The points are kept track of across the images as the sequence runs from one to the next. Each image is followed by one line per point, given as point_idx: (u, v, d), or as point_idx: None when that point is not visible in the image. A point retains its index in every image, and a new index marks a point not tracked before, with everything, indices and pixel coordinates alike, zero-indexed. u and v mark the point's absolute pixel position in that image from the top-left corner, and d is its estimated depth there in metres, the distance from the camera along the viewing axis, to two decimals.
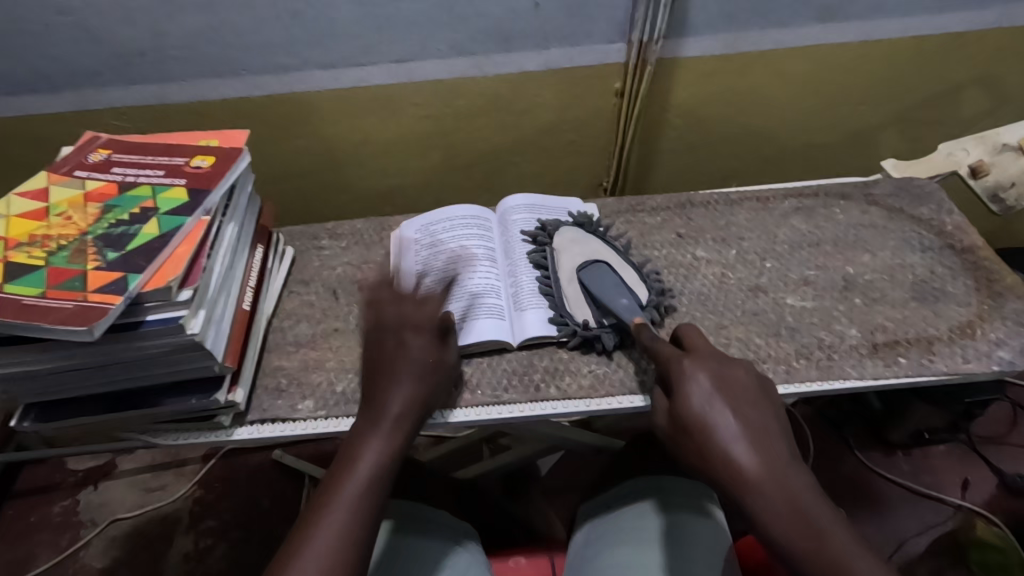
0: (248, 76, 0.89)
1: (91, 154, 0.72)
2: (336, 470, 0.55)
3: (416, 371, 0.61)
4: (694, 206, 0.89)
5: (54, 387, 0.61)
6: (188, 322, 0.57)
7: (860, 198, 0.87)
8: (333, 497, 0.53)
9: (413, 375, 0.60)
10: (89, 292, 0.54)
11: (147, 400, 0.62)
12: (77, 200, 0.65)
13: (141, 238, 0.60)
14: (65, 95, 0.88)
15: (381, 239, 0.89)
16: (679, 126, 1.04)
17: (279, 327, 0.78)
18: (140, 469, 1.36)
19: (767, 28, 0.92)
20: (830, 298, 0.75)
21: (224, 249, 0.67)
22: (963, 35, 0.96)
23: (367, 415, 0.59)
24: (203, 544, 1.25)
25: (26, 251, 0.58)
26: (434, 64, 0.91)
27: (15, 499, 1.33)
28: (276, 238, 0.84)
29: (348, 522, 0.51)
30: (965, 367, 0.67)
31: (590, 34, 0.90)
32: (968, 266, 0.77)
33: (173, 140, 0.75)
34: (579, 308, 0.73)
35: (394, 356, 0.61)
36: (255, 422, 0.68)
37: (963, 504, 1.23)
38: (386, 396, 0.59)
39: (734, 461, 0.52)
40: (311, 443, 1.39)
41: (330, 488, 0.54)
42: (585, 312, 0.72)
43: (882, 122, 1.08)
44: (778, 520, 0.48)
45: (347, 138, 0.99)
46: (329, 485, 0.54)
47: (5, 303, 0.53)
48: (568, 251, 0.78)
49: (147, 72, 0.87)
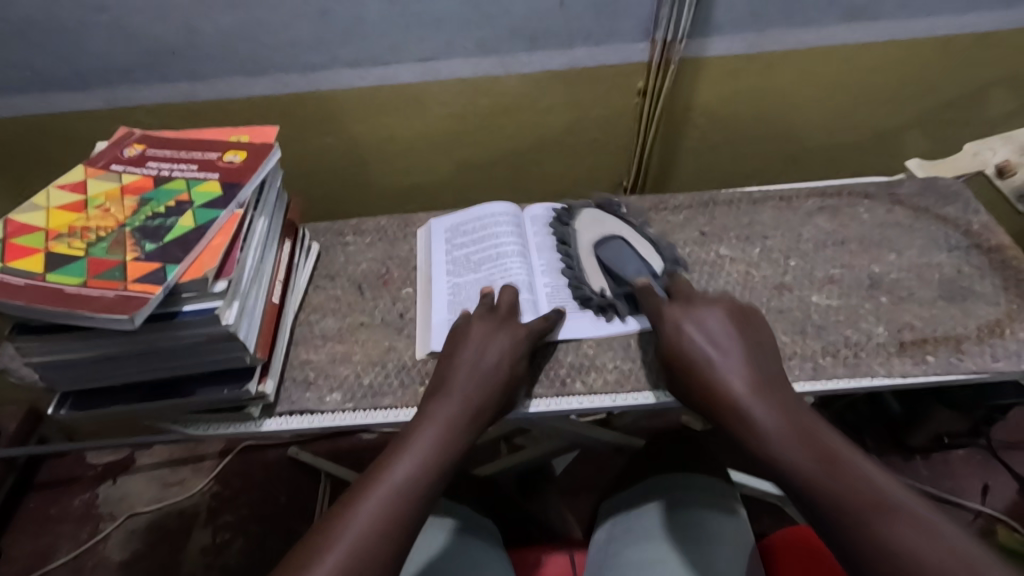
0: (277, 74, 0.91)
1: (127, 149, 0.73)
2: (399, 442, 0.57)
3: (487, 365, 0.63)
4: (717, 204, 0.89)
5: (90, 376, 0.62)
6: (223, 313, 0.59)
7: (884, 198, 0.87)
8: (388, 468, 0.54)
9: (485, 366, 0.63)
10: (128, 283, 0.55)
11: (181, 390, 0.64)
12: (114, 192, 0.66)
13: (177, 230, 0.61)
14: (97, 93, 0.90)
15: (405, 236, 0.90)
16: (701, 125, 1.04)
17: (306, 321, 0.79)
18: (159, 463, 1.38)
19: (793, 28, 0.92)
20: (856, 296, 0.75)
21: (255, 242, 0.68)
22: (989, 35, 0.96)
23: (441, 396, 0.61)
24: (221, 538, 1.26)
25: (66, 242, 0.60)
26: (459, 62, 0.92)
27: (37, 491, 1.35)
28: (302, 233, 0.85)
29: (392, 498, 0.52)
30: (995, 366, 0.67)
31: (614, 33, 0.91)
32: (996, 266, 0.77)
33: (205, 135, 0.76)
34: (593, 278, 0.77)
35: (474, 346, 0.65)
36: (284, 414, 0.69)
37: (984, 510, 1.22)
38: (461, 379, 0.62)
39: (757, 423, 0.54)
40: (328, 440, 1.40)
41: (384, 463, 0.55)
42: (601, 282, 0.76)
43: (905, 124, 1.07)
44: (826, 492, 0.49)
45: (372, 136, 1.00)
46: (386, 461, 0.55)
47: (47, 292, 0.54)
48: (589, 228, 0.82)
49: (177, 69, 0.89)
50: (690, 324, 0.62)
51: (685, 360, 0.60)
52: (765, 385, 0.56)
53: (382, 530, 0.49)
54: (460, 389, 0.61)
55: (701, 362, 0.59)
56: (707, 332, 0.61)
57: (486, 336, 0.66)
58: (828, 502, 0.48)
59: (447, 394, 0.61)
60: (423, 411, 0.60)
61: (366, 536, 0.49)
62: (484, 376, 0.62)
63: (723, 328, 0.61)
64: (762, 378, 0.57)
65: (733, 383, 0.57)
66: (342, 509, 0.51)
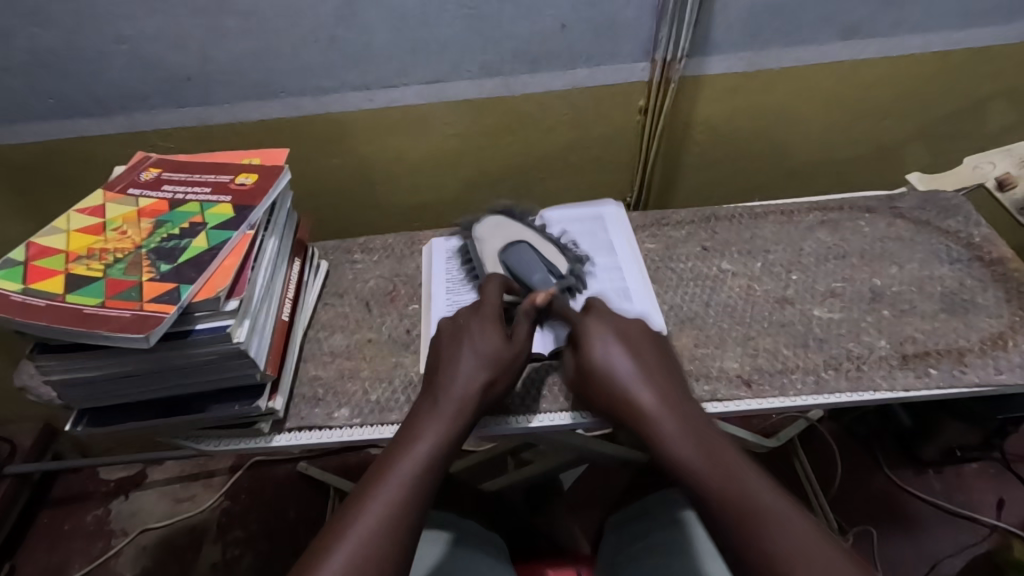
0: (287, 98, 0.93)
1: (143, 173, 0.76)
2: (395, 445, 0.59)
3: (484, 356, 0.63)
4: (718, 219, 0.90)
5: (107, 393, 0.64)
6: (234, 331, 0.60)
7: (885, 211, 0.88)
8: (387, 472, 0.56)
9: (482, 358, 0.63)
10: (144, 302, 0.57)
11: (193, 407, 0.65)
12: (131, 215, 0.68)
13: (192, 251, 0.63)
14: (114, 118, 0.93)
15: (411, 253, 0.91)
16: (701, 141, 1.05)
17: (315, 338, 0.81)
18: (171, 479, 1.39)
19: (791, 46, 0.94)
20: (857, 309, 0.75)
21: (266, 261, 0.70)
22: (986, 49, 0.97)
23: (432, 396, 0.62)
24: (231, 554, 1.27)
25: (85, 263, 0.62)
26: (463, 84, 0.94)
27: (52, 507, 1.37)
28: (312, 252, 0.87)
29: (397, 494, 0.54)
30: (997, 379, 0.67)
31: (614, 53, 0.93)
32: (999, 278, 0.77)
33: (219, 159, 0.78)
34: (557, 260, 0.76)
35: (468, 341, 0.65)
36: (293, 429, 0.70)
37: (999, 525, 1.20)
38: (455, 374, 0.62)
39: (638, 403, 0.60)
40: (336, 455, 1.41)
41: (384, 465, 0.57)
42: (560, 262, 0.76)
43: (905, 137, 1.08)
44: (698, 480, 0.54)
45: (379, 156, 1.02)
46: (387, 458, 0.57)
47: (67, 312, 0.56)
48: (492, 235, 0.78)
49: (192, 95, 0.92)
50: (605, 359, 0.62)
51: (605, 392, 0.61)
52: (675, 404, 0.60)
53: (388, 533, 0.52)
54: (456, 388, 0.61)
55: (618, 388, 0.61)
56: (623, 372, 0.61)
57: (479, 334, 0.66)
58: (711, 494, 0.53)
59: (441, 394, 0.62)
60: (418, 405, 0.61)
61: (371, 542, 0.51)
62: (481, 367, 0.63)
63: (635, 352, 0.63)
64: (674, 396, 0.60)
65: (648, 408, 0.59)
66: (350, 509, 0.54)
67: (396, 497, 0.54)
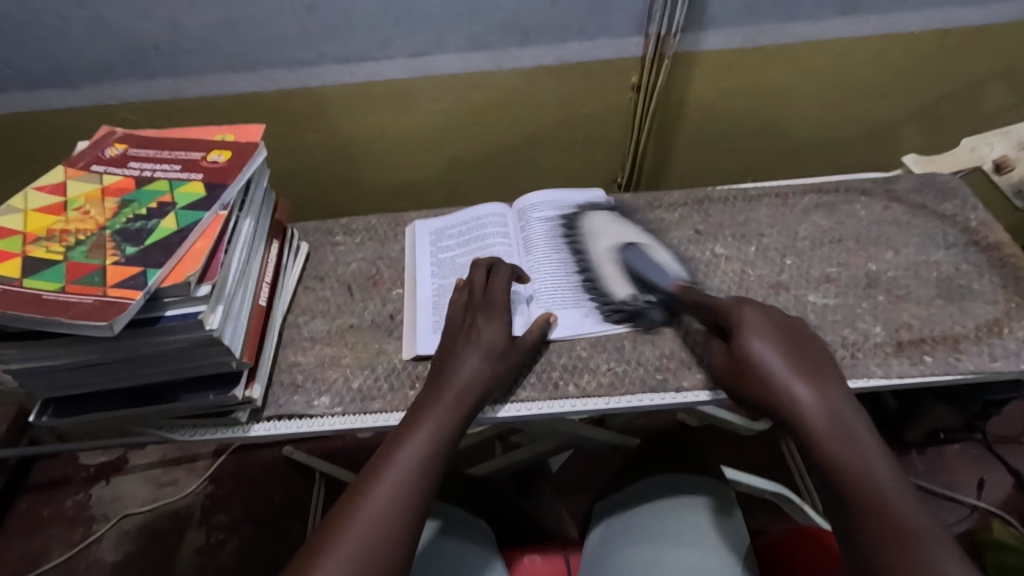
0: (263, 71, 0.89)
1: (107, 148, 0.71)
2: (400, 432, 0.58)
3: (436, 436, 0.57)
4: (712, 202, 0.88)
5: (73, 383, 0.60)
6: (207, 318, 0.57)
7: (881, 194, 0.86)
8: (403, 445, 0.56)
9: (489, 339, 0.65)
10: (108, 287, 0.53)
11: (167, 396, 0.62)
12: (94, 194, 0.64)
13: (159, 232, 0.59)
14: (80, 90, 0.88)
15: (395, 235, 0.88)
16: (696, 121, 1.03)
17: (295, 323, 0.78)
18: (152, 464, 1.36)
19: (789, 21, 0.91)
20: (853, 295, 0.74)
21: (241, 243, 0.66)
22: (985, 28, 0.94)
23: (438, 382, 0.62)
24: (215, 539, 1.25)
25: (44, 246, 0.58)
26: (450, 57, 0.90)
27: (29, 492, 1.33)
28: (291, 233, 0.84)
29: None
30: (992, 366, 0.66)
31: (606, 27, 0.89)
32: (995, 264, 0.76)
33: (191, 134, 0.74)
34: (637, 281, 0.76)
35: (437, 381, 0.62)
36: (272, 418, 0.68)
37: (979, 504, 1.21)
38: (461, 360, 0.63)
39: (795, 397, 0.54)
40: (322, 439, 1.38)
41: (394, 444, 0.57)
42: (628, 289, 0.76)
43: (900, 118, 1.06)
44: (871, 511, 0.47)
45: (362, 132, 0.98)
46: (315, 550, 0.49)
47: (23, 298, 0.52)
48: (608, 232, 0.83)
49: (162, 66, 0.87)
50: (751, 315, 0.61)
51: (754, 381, 0.57)
52: (803, 374, 0.56)
53: (402, 501, 0.52)
54: (462, 376, 0.62)
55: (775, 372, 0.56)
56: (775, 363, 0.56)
57: (460, 366, 0.63)
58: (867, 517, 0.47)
59: (448, 377, 0.62)
60: (367, 470, 0.55)
61: (392, 507, 0.51)
62: (430, 466, 0.55)
63: (776, 339, 0.59)
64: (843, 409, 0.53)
65: (779, 385, 0.55)
66: (363, 486, 0.53)
67: (384, 520, 0.50)
